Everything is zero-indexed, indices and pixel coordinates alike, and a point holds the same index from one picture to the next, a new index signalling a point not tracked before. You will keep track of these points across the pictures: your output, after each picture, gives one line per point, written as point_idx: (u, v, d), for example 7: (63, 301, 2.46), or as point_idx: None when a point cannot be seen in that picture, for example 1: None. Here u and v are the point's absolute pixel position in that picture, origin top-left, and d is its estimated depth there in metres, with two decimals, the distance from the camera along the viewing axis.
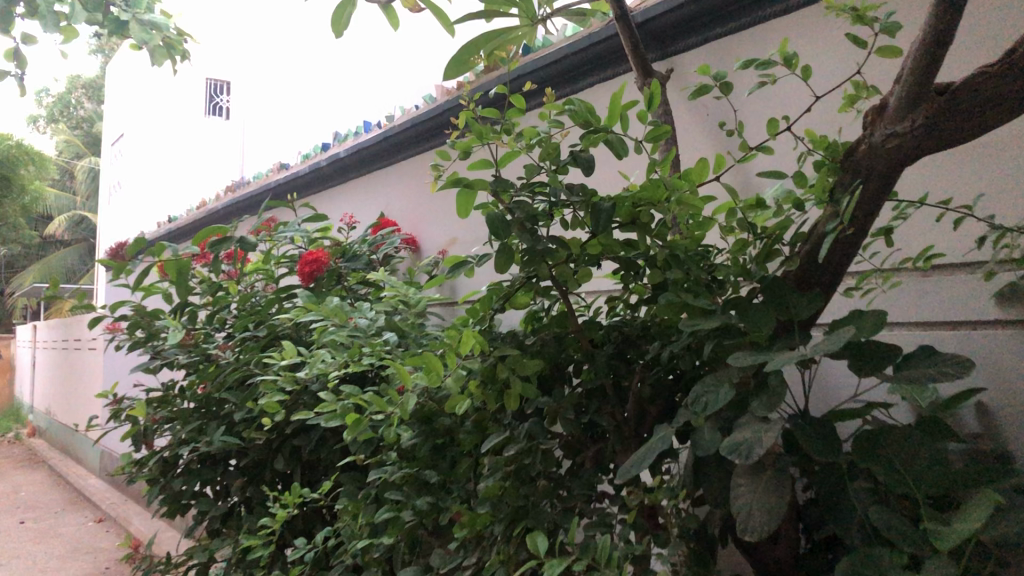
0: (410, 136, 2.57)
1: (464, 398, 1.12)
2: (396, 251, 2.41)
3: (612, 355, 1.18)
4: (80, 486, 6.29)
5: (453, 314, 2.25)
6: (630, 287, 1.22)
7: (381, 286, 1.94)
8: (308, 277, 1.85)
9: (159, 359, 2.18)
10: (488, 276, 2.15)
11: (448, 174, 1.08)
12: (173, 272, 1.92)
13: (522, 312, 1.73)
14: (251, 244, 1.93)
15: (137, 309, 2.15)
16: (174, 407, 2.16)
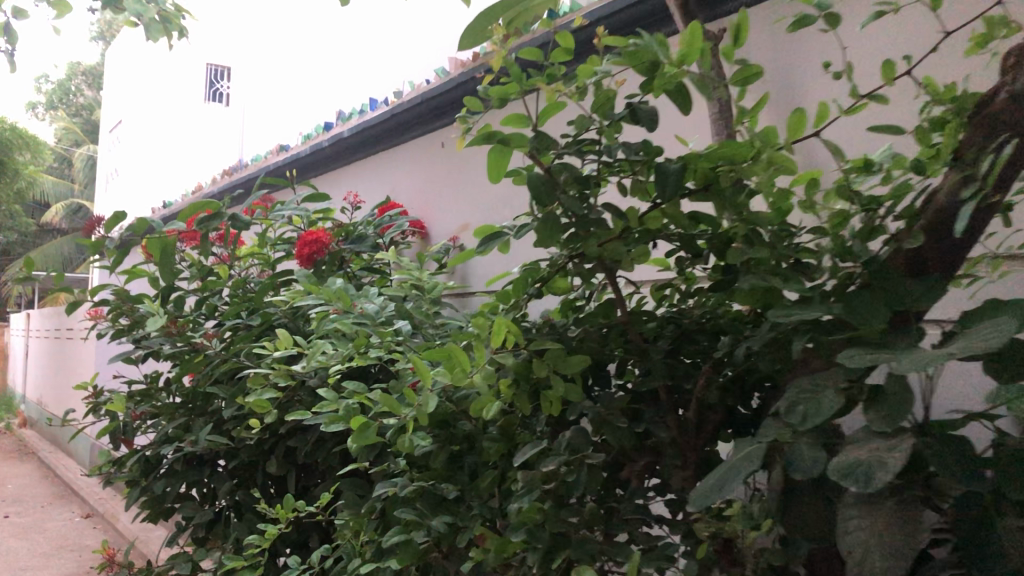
0: (420, 113, 2.37)
1: (493, 401, 0.92)
2: (404, 237, 2.22)
3: (669, 352, 0.98)
4: (69, 480, 6.09)
5: (467, 306, 2.06)
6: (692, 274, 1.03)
7: (388, 273, 1.74)
8: (307, 260, 1.65)
9: (142, 349, 1.99)
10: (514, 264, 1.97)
11: (479, 128, 0.88)
12: (156, 252, 1.72)
13: (551, 302, 1.54)
14: (244, 223, 1.73)
15: (119, 294, 1.95)
16: (158, 401, 1.96)
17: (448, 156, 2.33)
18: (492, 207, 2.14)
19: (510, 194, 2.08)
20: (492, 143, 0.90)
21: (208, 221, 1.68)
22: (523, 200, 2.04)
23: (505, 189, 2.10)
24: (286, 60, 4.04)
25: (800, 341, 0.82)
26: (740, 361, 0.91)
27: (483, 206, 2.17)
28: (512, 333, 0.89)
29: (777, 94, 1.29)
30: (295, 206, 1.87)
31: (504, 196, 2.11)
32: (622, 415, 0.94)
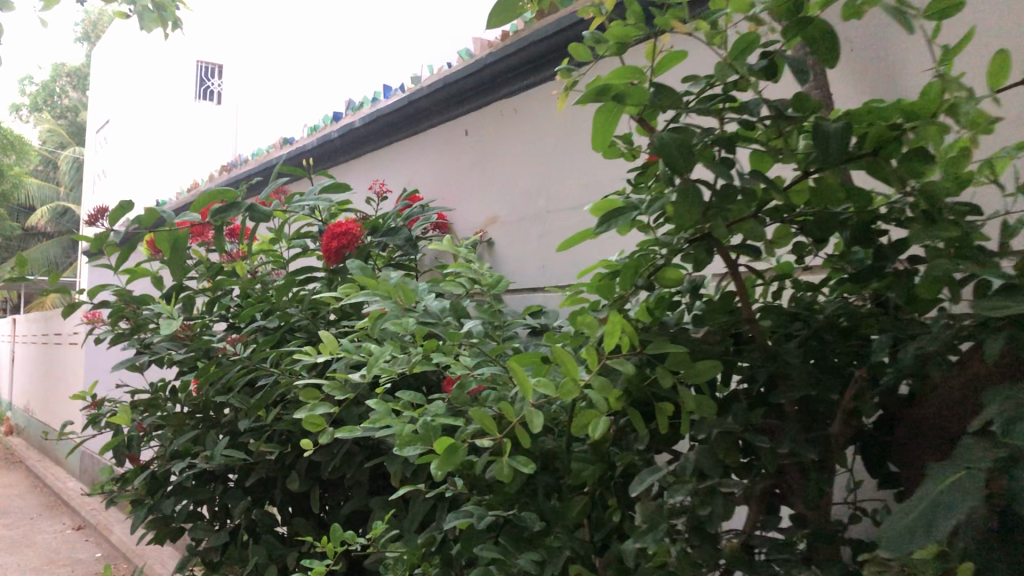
0: (442, 98, 2.20)
1: (600, 416, 0.76)
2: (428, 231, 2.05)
3: (803, 354, 0.82)
4: (59, 491, 5.89)
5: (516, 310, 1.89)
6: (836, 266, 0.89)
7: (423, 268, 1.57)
8: (335, 256, 1.47)
9: (147, 354, 1.81)
10: (572, 265, 1.80)
11: (589, 80, 0.72)
12: (165, 245, 1.54)
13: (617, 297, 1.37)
14: (264, 214, 1.53)
15: (122, 295, 1.78)
16: (165, 412, 1.79)
17: (472, 145, 2.16)
18: (523, 197, 1.97)
19: (543, 183, 1.91)
20: (602, 100, 0.73)
21: (226, 212, 1.51)
22: (558, 189, 1.87)
23: (538, 177, 1.93)
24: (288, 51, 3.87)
25: (1002, 339, 0.66)
26: (903, 364, 0.75)
27: (513, 196, 2.00)
28: (631, 334, 0.72)
29: (872, 54, 1.12)
30: (317, 196, 1.70)
31: (536, 185, 1.93)
32: (755, 431, 0.78)
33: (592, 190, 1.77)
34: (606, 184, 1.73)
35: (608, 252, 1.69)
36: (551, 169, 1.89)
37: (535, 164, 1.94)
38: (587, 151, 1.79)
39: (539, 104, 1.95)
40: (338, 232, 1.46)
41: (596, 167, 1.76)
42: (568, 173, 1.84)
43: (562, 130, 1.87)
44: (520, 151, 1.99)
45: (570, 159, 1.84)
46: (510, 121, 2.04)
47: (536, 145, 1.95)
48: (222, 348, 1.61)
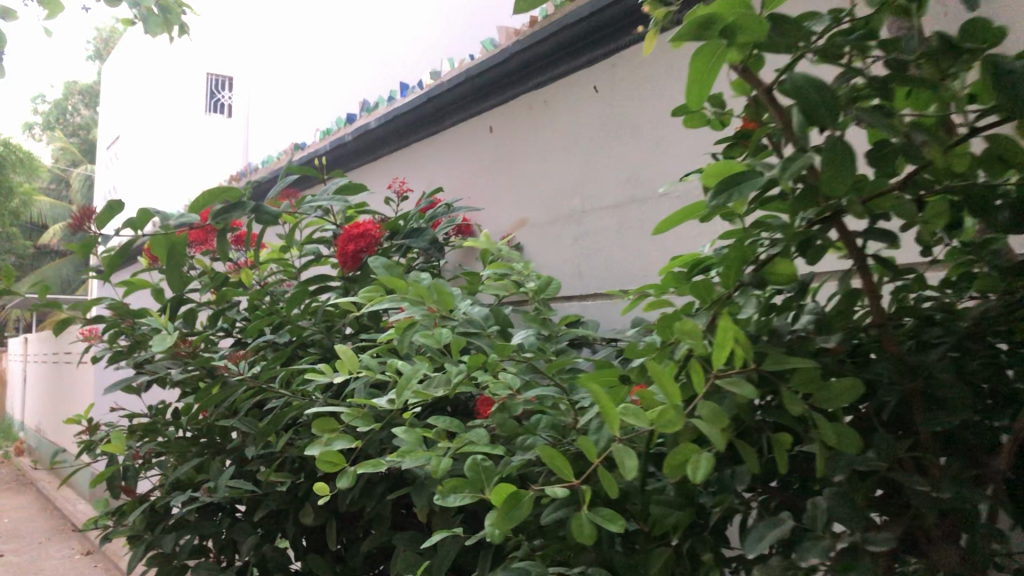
0: (464, 94, 2.04)
1: (700, 450, 0.59)
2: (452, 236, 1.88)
3: (949, 368, 0.65)
4: (68, 514, 5.72)
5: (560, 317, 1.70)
6: (975, 258, 0.71)
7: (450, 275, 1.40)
8: (353, 260, 1.30)
9: (146, 374, 1.65)
10: (614, 269, 1.62)
11: (690, 11, 0.55)
12: (162, 252, 1.35)
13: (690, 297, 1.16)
14: (272, 217, 1.35)
15: (117, 308, 1.61)
16: (165, 437, 1.62)
17: (500, 142, 1.99)
18: (556, 196, 1.79)
19: (578, 180, 1.74)
20: (705, 39, 0.56)
21: (229, 211, 1.33)
22: (596, 186, 1.69)
23: (573, 174, 1.75)
24: (302, 53, 3.70)
25: None
26: None
27: (546, 195, 1.83)
28: (747, 344, 0.55)
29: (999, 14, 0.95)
30: (332, 195, 1.52)
31: (571, 183, 1.76)
32: (899, 467, 0.61)
33: (634, 185, 1.59)
34: (651, 179, 1.55)
35: (655, 254, 1.51)
36: (587, 164, 1.71)
37: (569, 159, 1.77)
38: (628, 143, 1.61)
39: (573, 95, 1.77)
40: (356, 234, 1.30)
41: (639, 160, 1.58)
42: (607, 168, 1.66)
43: (599, 121, 1.69)
44: (553, 147, 1.82)
45: (608, 153, 1.66)
46: (541, 114, 1.86)
47: (570, 138, 1.77)
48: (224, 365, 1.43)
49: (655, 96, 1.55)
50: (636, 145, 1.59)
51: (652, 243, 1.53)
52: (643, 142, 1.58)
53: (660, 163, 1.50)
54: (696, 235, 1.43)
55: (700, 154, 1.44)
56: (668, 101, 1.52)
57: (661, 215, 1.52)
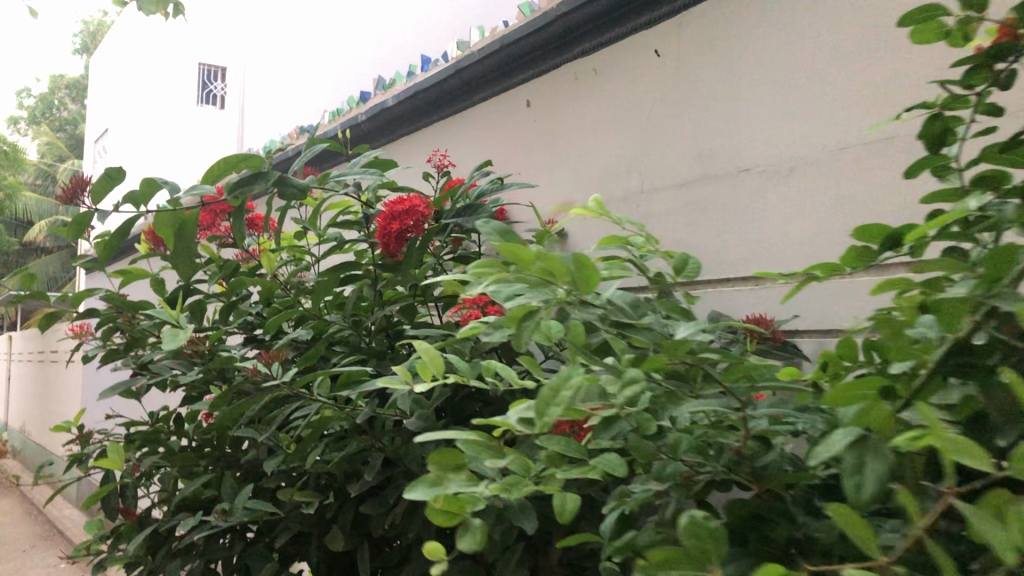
0: (499, 63, 1.83)
1: (1013, 494, 0.40)
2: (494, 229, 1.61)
3: None
4: (54, 519, 5.49)
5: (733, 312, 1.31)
6: None
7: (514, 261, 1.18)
8: (396, 242, 1.09)
9: (146, 377, 1.44)
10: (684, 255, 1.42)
11: None
12: (168, 231, 1.14)
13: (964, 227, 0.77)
14: (299, 190, 1.14)
15: (114, 300, 1.41)
16: (168, 448, 1.42)
17: (537, 116, 1.78)
18: (607, 174, 1.59)
19: (634, 155, 1.53)
20: None
21: (247, 183, 1.12)
22: (657, 162, 1.48)
23: (628, 149, 1.55)
24: (304, 35, 3.49)
25: None
26: None
27: (594, 174, 1.62)
28: None
29: None
30: (362, 168, 1.32)
31: (624, 159, 1.55)
32: None
33: (708, 161, 1.39)
34: (728, 153, 1.35)
35: (741, 239, 1.32)
36: (645, 138, 1.51)
37: (622, 133, 1.56)
38: (698, 113, 1.41)
39: (626, 61, 1.56)
40: (399, 211, 1.09)
41: (712, 132, 1.38)
42: (670, 142, 1.46)
43: (659, 89, 1.49)
44: (602, 119, 1.61)
45: (672, 125, 1.46)
46: (586, 84, 1.65)
47: (623, 109, 1.56)
48: (252, 369, 1.10)
49: (734, 60, 1.35)
50: (708, 115, 1.39)
51: (732, 227, 1.34)
52: (717, 112, 1.38)
53: (744, 135, 1.30)
54: (791, 217, 1.24)
55: (796, 123, 1.24)
56: (751, 64, 1.32)
57: (745, 194, 1.32)
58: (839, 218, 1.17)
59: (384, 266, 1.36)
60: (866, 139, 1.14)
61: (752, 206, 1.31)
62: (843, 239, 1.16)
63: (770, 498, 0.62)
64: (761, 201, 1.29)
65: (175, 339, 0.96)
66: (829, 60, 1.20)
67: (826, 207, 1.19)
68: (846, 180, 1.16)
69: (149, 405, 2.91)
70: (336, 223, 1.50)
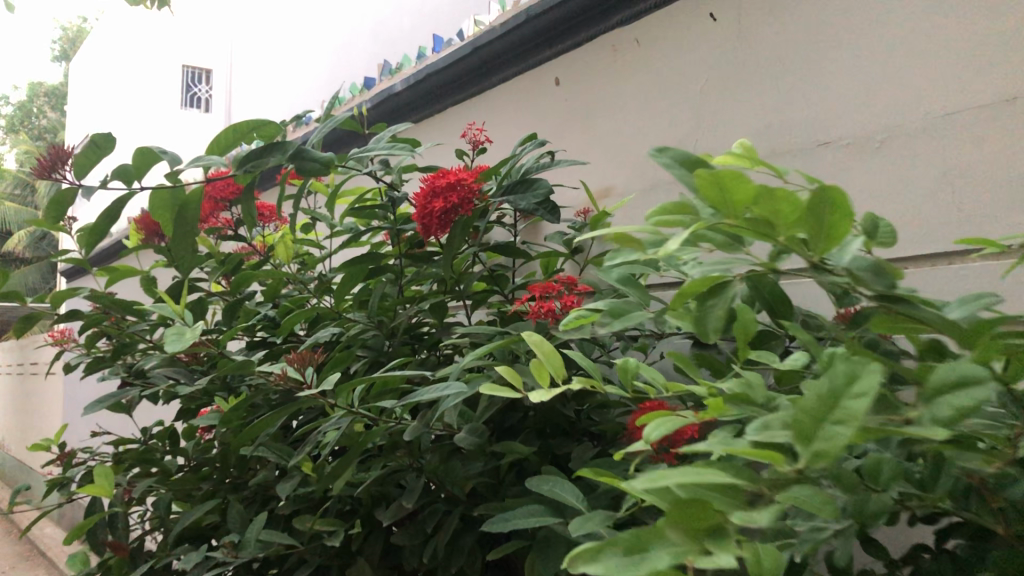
0: (525, 38, 1.66)
1: None
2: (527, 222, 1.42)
3: None
4: (35, 539, 5.27)
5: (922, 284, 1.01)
6: None
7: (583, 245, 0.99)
8: (439, 224, 0.92)
9: (139, 388, 1.26)
10: None
11: None
12: (167, 213, 0.96)
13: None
14: (319, 163, 0.95)
15: (103, 300, 1.23)
16: (164, 468, 1.24)
17: (569, 95, 1.61)
18: (653, 156, 1.42)
19: (686, 133, 1.37)
20: None
21: (260, 156, 0.95)
22: (712, 139, 1.32)
23: (678, 126, 1.38)
24: (297, 27, 3.31)
25: None
26: None
27: (638, 155, 1.45)
28: None
29: None
30: (388, 142, 1.14)
31: (674, 138, 1.39)
32: None
33: (776, 136, 1.23)
34: (803, 125, 1.19)
35: None
36: (699, 113, 1.34)
37: (671, 108, 1.39)
38: (765, 81, 1.25)
39: (673, 28, 1.40)
40: (443, 186, 0.92)
41: (782, 103, 1.22)
42: (731, 116, 1.30)
43: (716, 58, 1.32)
44: (647, 94, 1.44)
45: (733, 97, 1.29)
46: (626, 57, 1.49)
47: (671, 82, 1.40)
48: (280, 377, 0.86)
49: (809, 20, 1.19)
50: (777, 84, 1.23)
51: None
52: (789, 80, 1.21)
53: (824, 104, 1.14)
54: (884, 195, 1.08)
55: (889, 87, 1.08)
56: (832, 23, 1.16)
57: (825, 171, 1.16)
58: (947, 193, 1.01)
59: (411, 258, 1.19)
60: (981, 100, 0.97)
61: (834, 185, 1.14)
62: (952, 220, 1.00)
63: (1013, 543, 0.46)
64: (845, 178, 1.13)
65: (177, 341, 0.77)
66: (931, 12, 1.03)
67: (930, 183, 1.03)
68: (956, 151, 1.00)
69: (141, 420, 2.73)
70: (353, 210, 1.33)
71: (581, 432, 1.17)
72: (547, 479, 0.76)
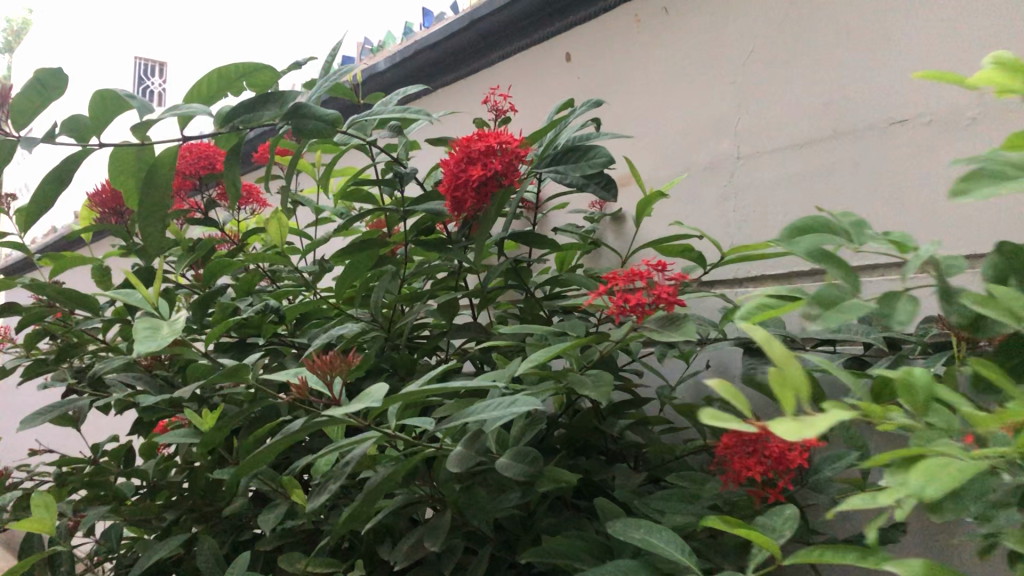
0: (531, 8, 1.49)
1: None
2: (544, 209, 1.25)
3: None
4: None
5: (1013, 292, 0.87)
6: None
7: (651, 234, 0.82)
8: (479, 197, 0.75)
9: (92, 396, 1.06)
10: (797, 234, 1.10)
11: None
12: (137, 178, 0.77)
13: None
14: (329, 119, 0.76)
15: (51, 290, 1.02)
16: (117, 491, 1.04)
17: (584, 72, 1.44)
18: (685, 138, 1.26)
19: (724, 112, 1.20)
20: None
21: (252, 109, 0.76)
22: (757, 119, 1.15)
23: (714, 106, 1.21)
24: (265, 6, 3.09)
25: None
26: None
27: (666, 141, 1.29)
28: None
29: None
30: (399, 106, 0.95)
31: (710, 118, 1.22)
32: None
33: (833, 113, 1.06)
34: (868, 101, 1.02)
35: (885, 211, 0.99)
36: (739, 91, 1.18)
37: (708, 84, 1.22)
38: (822, 51, 1.07)
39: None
40: (479, 150, 0.74)
41: (845, 75, 1.04)
42: (778, 94, 1.12)
43: (762, 27, 1.15)
44: (675, 71, 1.28)
45: (782, 71, 1.12)
46: (652, 28, 1.31)
47: (704, 57, 1.23)
48: (301, 385, 0.60)
49: None
50: (836, 54, 1.06)
51: (876, 198, 1.00)
52: (852, 49, 1.04)
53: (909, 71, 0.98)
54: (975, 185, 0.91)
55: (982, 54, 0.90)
56: None
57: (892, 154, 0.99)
58: None
59: (420, 245, 1.00)
60: None
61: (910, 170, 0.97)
62: None
63: None
64: (925, 162, 0.96)
65: (151, 335, 0.57)
66: None
67: None
68: None
69: (90, 434, 2.50)
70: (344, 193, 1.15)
71: (615, 454, 1.00)
72: (635, 525, 0.59)
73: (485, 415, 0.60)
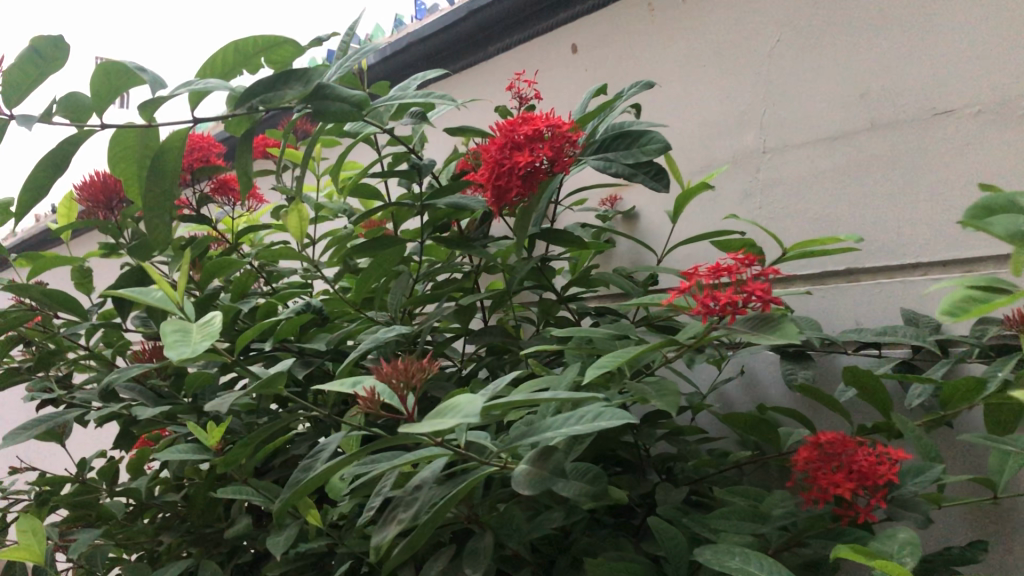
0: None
1: None
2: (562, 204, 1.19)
3: None
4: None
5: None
6: None
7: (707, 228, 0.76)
8: (526, 185, 0.68)
9: (80, 408, 0.97)
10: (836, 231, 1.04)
11: None
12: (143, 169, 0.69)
13: None
14: (357, 97, 0.69)
15: (35, 294, 0.94)
16: (108, 511, 0.95)
17: (594, 63, 1.37)
18: (707, 131, 1.19)
19: (750, 104, 1.13)
20: None
21: (271, 88, 0.69)
22: (785, 109, 1.09)
23: (739, 98, 1.15)
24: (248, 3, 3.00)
25: None
26: None
27: (686, 135, 1.23)
28: None
29: None
30: (420, 91, 0.88)
31: (734, 110, 1.16)
32: None
33: (870, 104, 1.00)
34: (909, 90, 0.95)
35: (931, 206, 0.93)
36: (765, 81, 1.11)
37: (732, 75, 1.16)
38: (857, 38, 1.01)
39: None
40: (528, 134, 0.67)
41: (882, 63, 0.98)
42: (808, 83, 1.06)
43: (791, 14, 1.09)
44: (695, 62, 1.21)
45: (812, 60, 1.06)
46: (670, 17, 1.25)
47: (727, 47, 1.17)
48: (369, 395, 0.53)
49: None
50: (875, 40, 0.99)
51: (917, 192, 0.94)
52: (890, 36, 0.98)
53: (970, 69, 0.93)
54: None
55: None
56: None
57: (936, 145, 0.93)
58: None
59: (438, 242, 0.93)
60: None
61: (957, 163, 0.91)
62: None
63: None
64: (972, 153, 0.89)
65: (180, 341, 0.49)
66: None
67: None
68: None
69: (73, 447, 2.40)
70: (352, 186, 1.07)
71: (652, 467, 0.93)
72: (729, 555, 0.54)
73: (569, 431, 0.54)
